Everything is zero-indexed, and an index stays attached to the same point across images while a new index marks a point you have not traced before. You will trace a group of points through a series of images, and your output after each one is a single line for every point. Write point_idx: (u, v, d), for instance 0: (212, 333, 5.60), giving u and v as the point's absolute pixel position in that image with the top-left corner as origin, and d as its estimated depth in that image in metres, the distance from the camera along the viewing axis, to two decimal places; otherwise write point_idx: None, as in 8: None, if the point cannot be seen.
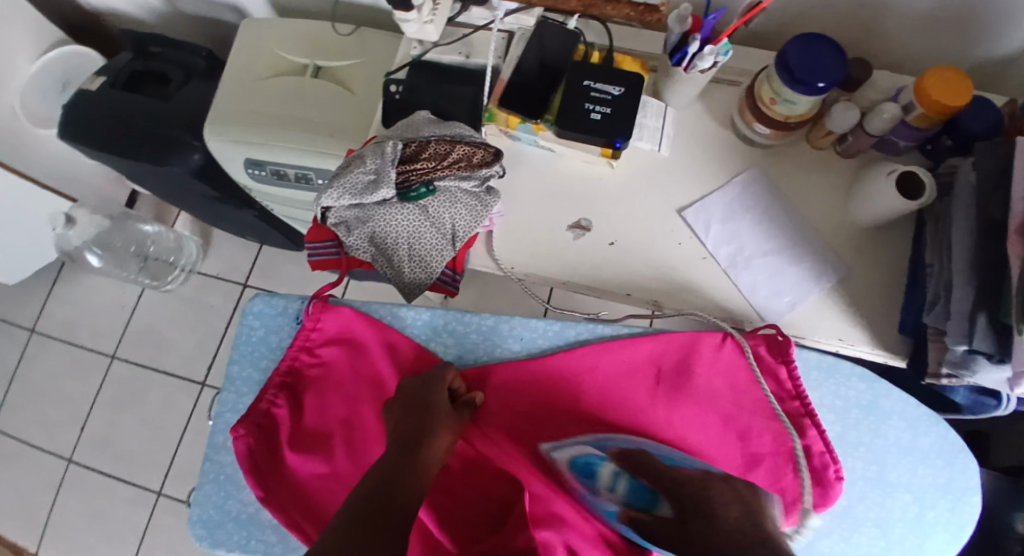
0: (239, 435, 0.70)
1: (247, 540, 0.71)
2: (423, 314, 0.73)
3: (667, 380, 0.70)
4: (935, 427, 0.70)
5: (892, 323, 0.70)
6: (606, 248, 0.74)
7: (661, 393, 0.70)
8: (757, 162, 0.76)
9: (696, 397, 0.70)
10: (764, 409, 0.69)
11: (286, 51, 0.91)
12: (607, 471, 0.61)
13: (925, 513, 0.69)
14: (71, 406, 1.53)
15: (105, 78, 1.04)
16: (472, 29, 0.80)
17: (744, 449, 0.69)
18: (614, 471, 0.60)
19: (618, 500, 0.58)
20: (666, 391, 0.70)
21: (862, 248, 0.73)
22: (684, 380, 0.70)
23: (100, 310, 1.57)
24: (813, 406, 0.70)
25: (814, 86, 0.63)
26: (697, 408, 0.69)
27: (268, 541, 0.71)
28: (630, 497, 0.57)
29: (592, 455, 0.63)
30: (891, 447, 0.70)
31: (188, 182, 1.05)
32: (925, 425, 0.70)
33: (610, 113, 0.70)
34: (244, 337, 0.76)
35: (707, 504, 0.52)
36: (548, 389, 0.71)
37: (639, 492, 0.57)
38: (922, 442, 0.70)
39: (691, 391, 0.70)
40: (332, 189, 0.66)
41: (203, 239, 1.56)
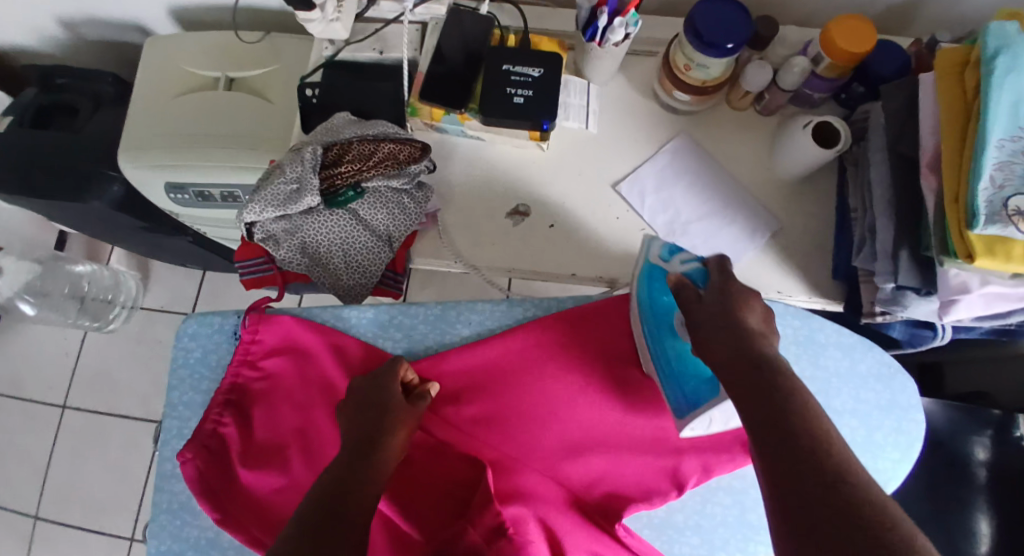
0: (186, 459, 0.67)
1: None
2: (367, 312, 0.71)
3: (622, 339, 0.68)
4: (870, 352, 0.71)
5: (827, 268, 0.72)
6: (547, 229, 0.74)
7: (614, 353, 0.68)
8: (684, 128, 0.77)
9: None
10: None
11: (196, 66, 0.88)
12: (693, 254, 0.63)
13: (873, 435, 0.69)
14: (26, 463, 1.45)
15: (12, 117, 0.98)
16: (383, 23, 0.78)
17: None
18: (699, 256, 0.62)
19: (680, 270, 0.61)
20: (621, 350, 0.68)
21: (790, 198, 0.75)
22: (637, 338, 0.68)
23: (43, 359, 1.50)
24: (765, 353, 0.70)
25: (724, 48, 0.64)
26: None
27: None
28: (691, 274, 0.60)
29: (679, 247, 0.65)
30: (832, 377, 0.70)
31: (113, 215, 1.00)
32: (860, 352, 0.71)
33: (532, 95, 0.70)
34: (182, 360, 0.73)
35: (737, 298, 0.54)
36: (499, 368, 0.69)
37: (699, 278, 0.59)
38: (860, 367, 0.70)
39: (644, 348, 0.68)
40: (254, 203, 0.63)
41: (143, 272, 1.50)
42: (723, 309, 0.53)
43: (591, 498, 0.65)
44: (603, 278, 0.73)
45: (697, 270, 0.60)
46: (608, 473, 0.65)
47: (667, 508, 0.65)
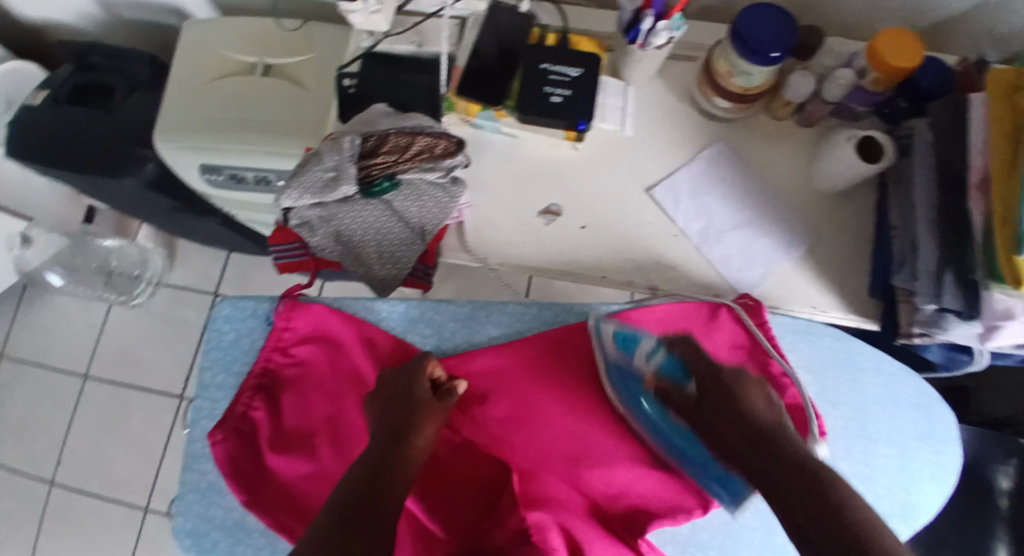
0: (217, 440, 0.69)
1: (235, 546, 0.70)
2: (398, 306, 0.72)
3: None
4: (910, 380, 0.74)
5: (863, 285, 0.72)
6: (578, 231, 0.74)
7: None
8: (722, 135, 0.76)
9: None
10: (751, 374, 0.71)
11: (233, 50, 0.88)
12: (650, 342, 0.64)
13: (909, 465, 0.72)
14: (47, 431, 1.49)
15: (49, 91, 1.00)
16: (422, 17, 0.78)
17: None
18: (658, 343, 0.63)
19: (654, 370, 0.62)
20: None
21: (828, 212, 0.74)
22: None
23: (67, 331, 1.53)
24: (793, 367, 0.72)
25: (769, 56, 0.63)
26: None
27: (257, 545, 0.69)
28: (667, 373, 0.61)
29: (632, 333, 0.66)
30: (871, 403, 0.73)
31: (147, 193, 1.02)
32: (900, 380, 0.74)
33: (570, 94, 0.70)
34: (215, 343, 0.74)
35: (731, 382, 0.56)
36: (529, 371, 0.69)
37: (677, 371, 0.60)
38: (900, 396, 0.73)
39: None
40: (292, 188, 0.64)
41: (168, 250, 1.52)
42: (726, 399, 0.55)
43: (614, 510, 0.66)
44: (632, 282, 0.73)
45: (669, 363, 0.61)
46: (631, 486, 0.65)
47: (691, 525, 0.67)
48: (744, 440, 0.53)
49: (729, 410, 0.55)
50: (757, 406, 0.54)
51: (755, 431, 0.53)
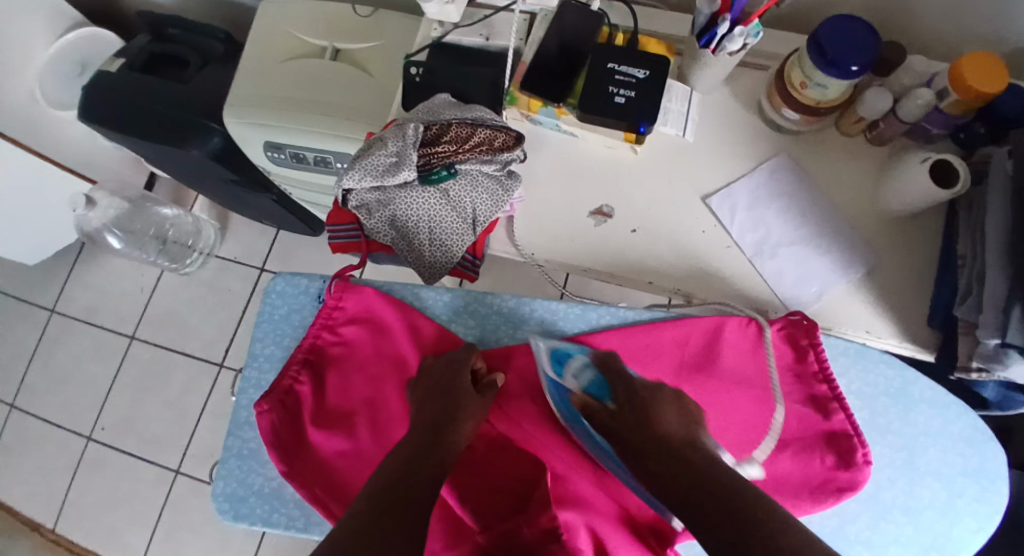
0: (263, 411, 0.70)
1: (271, 513, 0.72)
2: (444, 295, 0.74)
3: (694, 363, 0.72)
4: (965, 415, 0.71)
5: (923, 315, 0.69)
6: (629, 234, 0.73)
7: (687, 375, 0.72)
8: (786, 147, 0.75)
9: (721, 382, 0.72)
10: (792, 394, 0.72)
11: (304, 33, 0.91)
12: (579, 361, 0.66)
13: (954, 501, 0.71)
14: (93, 386, 1.56)
15: (123, 61, 1.04)
16: (493, 10, 0.79)
17: (773, 432, 0.71)
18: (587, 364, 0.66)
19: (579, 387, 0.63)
20: (691, 372, 0.72)
21: (891, 236, 0.71)
22: (710, 362, 0.72)
23: (118, 292, 1.59)
24: (841, 391, 0.72)
25: (848, 70, 0.61)
26: (724, 388, 0.71)
27: (291, 515, 0.71)
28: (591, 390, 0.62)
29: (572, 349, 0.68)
30: (921, 434, 0.71)
31: (209, 166, 1.05)
32: (954, 413, 0.72)
33: (634, 96, 0.69)
34: (267, 315, 0.76)
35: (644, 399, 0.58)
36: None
37: (602, 388, 0.63)
38: (951, 429, 0.71)
39: (717, 372, 0.72)
40: (354, 170, 0.66)
41: (221, 222, 1.57)
42: (638, 417, 0.56)
43: (646, 519, 0.64)
44: (680, 290, 0.72)
45: (596, 384, 0.63)
46: None
47: None
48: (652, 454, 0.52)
49: (642, 425, 0.55)
50: (667, 423, 0.55)
51: (658, 443, 0.53)
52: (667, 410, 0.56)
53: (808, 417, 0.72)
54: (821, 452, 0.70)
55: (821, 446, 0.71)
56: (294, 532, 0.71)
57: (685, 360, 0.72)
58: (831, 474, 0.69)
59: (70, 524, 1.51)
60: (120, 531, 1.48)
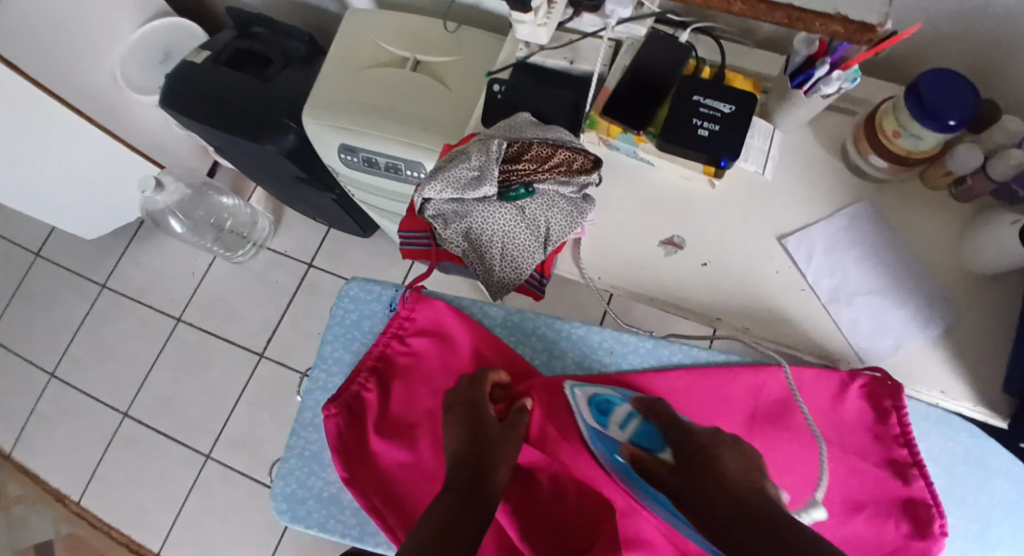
0: (331, 414, 0.75)
1: (326, 518, 0.75)
2: (512, 315, 0.78)
3: (767, 413, 0.71)
4: None
5: (998, 378, 0.67)
6: (699, 268, 0.72)
7: (758, 425, 0.70)
8: (870, 194, 0.73)
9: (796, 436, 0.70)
10: (871, 455, 0.70)
11: (388, 43, 0.94)
12: (623, 412, 0.66)
13: None
14: (135, 363, 1.60)
15: (210, 53, 1.08)
16: (580, 35, 0.79)
17: (846, 494, 0.69)
18: (631, 414, 0.65)
19: (625, 436, 0.62)
20: (764, 423, 0.70)
21: (973, 295, 0.69)
22: (784, 413, 0.70)
23: (169, 274, 1.64)
24: (922, 457, 0.69)
25: (945, 123, 0.60)
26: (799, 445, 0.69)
27: (347, 522, 0.75)
28: (639, 441, 0.61)
29: (613, 397, 0.69)
30: (995, 506, 0.69)
31: (278, 161, 1.08)
32: None
33: (718, 130, 0.69)
34: (339, 319, 0.81)
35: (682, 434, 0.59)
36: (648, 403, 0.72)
37: (651, 436, 0.61)
38: None
39: (791, 425, 0.70)
40: (435, 181, 0.67)
41: (275, 216, 1.61)
42: (699, 464, 0.54)
43: None
44: (749, 330, 0.71)
45: (643, 435, 0.62)
46: None
47: None
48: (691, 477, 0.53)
49: (696, 461, 0.55)
50: (728, 469, 0.53)
51: (725, 488, 0.51)
52: (729, 459, 0.54)
53: (886, 482, 0.69)
54: (896, 518, 0.68)
55: (896, 512, 0.68)
56: (348, 540, 0.74)
57: (756, 410, 0.71)
58: (904, 543, 0.67)
59: (98, 498, 1.54)
60: (144, 509, 1.51)
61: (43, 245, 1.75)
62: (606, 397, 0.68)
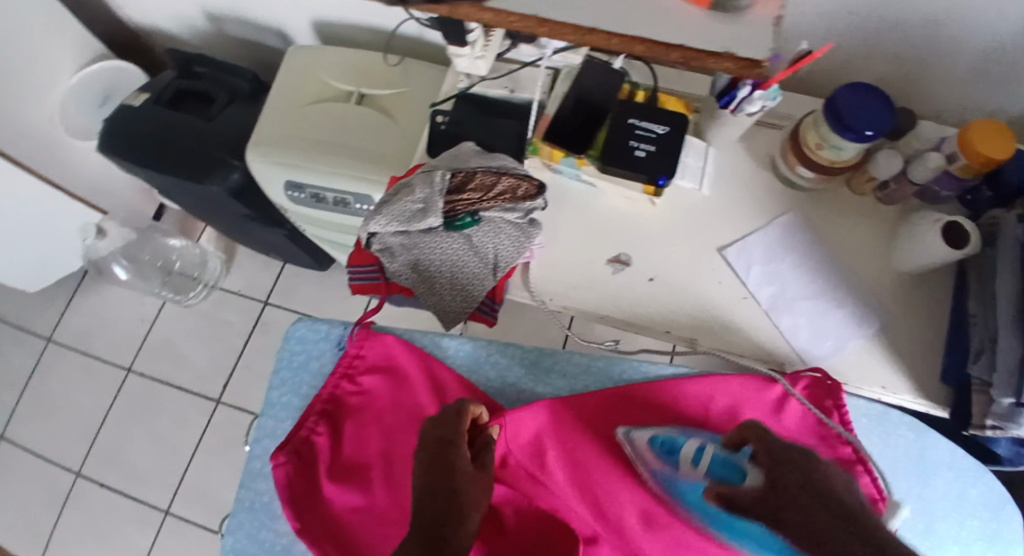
0: (279, 462, 0.74)
1: None
2: (465, 345, 0.78)
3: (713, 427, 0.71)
4: (983, 478, 0.72)
5: (934, 372, 0.70)
6: (646, 283, 0.74)
7: None
8: (800, 204, 0.77)
9: None
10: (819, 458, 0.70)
11: (331, 78, 0.94)
12: (691, 445, 0.66)
13: None
14: (83, 419, 1.52)
15: (149, 94, 1.06)
16: (519, 65, 0.81)
17: None
18: (699, 445, 0.65)
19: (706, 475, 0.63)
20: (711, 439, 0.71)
21: (903, 295, 0.73)
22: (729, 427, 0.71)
23: (117, 322, 1.58)
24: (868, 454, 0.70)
25: (862, 134, 0.64)
26: None
27: None
28: (725, 475, 0.61)
29: (671, 434, 0.68)
30: (938, 499, 0.71)
31: (225, 201, 1.07)
32: (972, 476, 0.72)
33: (654, 151, 0.72)
34: (286, 360, 0.80)
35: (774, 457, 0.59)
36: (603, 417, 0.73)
37: (729, 468, 0.61)
38: (970, 494, 0.71)
39: None
40: (380, 217, 0.67)
41: (227, 255, 1.57)
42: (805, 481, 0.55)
43: None
44: (697, 341, 0.72)
45: (726, 466, 0.62)
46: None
47: None
48: (788, 497, 0.54)
49: (795, 478, 0.55)
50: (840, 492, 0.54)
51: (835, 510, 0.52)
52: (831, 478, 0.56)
53: None
54: None
55: None
56: None
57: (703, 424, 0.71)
58: None
59: None
60: None
61: None
62: (666, 436, 0.68)
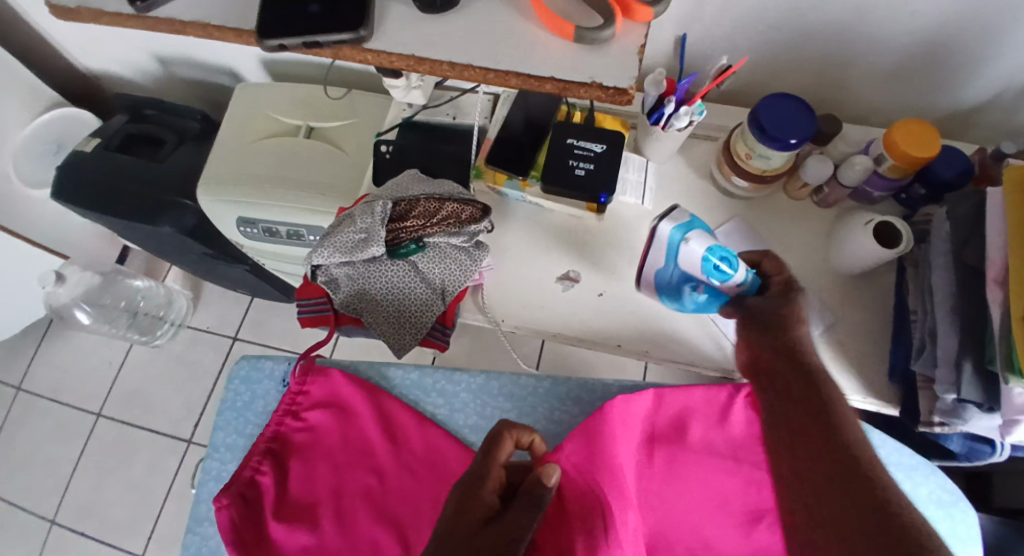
0: (223, 505, 0.73)
1: None
2: (411, 374, 0.78)
3: (663, 440, 0.74)
4: (931, 475, 0.74)
5: (882, 370, 0.72)
6: (595, 298, 0.75)
7: (656, 454, 0.74)
8: (739, 211, 0.79)
9: (689, 459, 0.73)
10: (763, 463, 0.72)
11: (279, 113, 0.95)
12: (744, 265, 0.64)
13: None
14: (53, 469, 1.49)
15: (99, 140, 1.06)
16: (459, 92, 0.83)
17: (746, 504, 0.72)
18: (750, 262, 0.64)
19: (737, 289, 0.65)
20: (662, 452, 0.74)
21: (847, 294, 0.75)
22: (679, 438, 0.73)
23: (86, 368, 1.55)
24: None
25: (787, 142, 0.66)
26: (694, 465, 0.73)
27: None
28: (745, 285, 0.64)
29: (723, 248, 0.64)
30: None
31: (182, 241, 1.06)
32: (921, 475, 0.74)
33: (593, 169, 0.73)
34: (230, 403, 0.81)
35: (784, 322, 0.62)
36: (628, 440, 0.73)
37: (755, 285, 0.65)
38: (920, 491, 0.73)
39: (687, 449, 0.73)
40: (323, 248, 0.69)
41: (194, 293, 1.57)
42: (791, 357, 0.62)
43: None
44: (649, 353, 0.73)
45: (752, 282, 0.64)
46: None
47: None
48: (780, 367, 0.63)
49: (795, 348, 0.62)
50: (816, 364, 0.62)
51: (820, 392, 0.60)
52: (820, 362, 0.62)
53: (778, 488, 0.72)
54: None
55: None
56: None
57: (653, 437, 0.74)
58: None
59: None
60: None
61: None
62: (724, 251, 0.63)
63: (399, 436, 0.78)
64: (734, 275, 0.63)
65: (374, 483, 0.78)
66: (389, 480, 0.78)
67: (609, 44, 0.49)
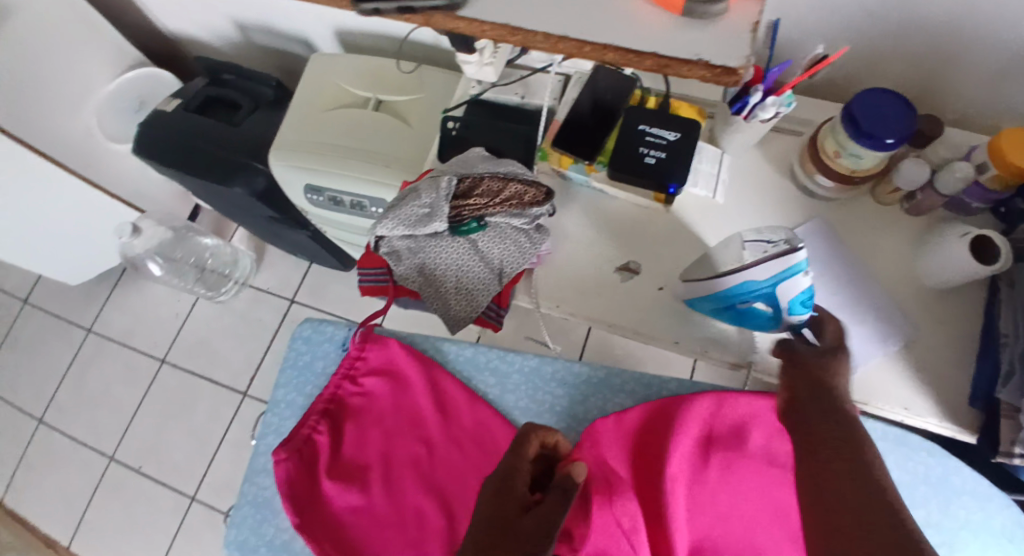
0: (281, 459, 0.76)
1: None
2: (465, 350, 0.80)
3: (722, 442, 0.71)
4: (1008, 509, 0.69)
5: (962, 392, 0.67)
6: (655, 292, 0.73)
7: (714, 456, 0.71)
8: (821, 212, 0.75)
9: (748, 466, 0.70)
10: None
11: (350, 84, 0.96)
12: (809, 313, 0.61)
13: None
14: (119, 408, 1.59)
15: (179, 100, 1.10)
16: (530, 71, 0.82)
17: None
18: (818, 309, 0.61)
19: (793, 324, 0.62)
20: (720, 455, 0.71)
21: (929, 310, 0.70)
22: (738, 442, 0.71)
23: (154, 317, 1.64)
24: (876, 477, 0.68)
25: (882, 141, 0.61)
26: (753, 471, 0.70)
27: None
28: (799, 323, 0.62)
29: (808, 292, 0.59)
30: (960, 529, 0.68)
31: (251, 203, 1.10)
32: (996, 507, 0.69)
33: (664, 157, 0.70)
34: (292, 361, 0.84)
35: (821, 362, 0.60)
36: (632, 449, 0.73)
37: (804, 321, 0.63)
38: (993, 524, 0.68)
39: (746, 454, 0.70)
40: (388, 220, 0.69)
41: (257, 254, 1.62)
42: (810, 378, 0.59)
43: None
44: (705, 352, 0.71)
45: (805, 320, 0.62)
46: None
47: None
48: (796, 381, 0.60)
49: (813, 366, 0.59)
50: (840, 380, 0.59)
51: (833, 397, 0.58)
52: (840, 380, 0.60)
53: None
54: None
55: None
56: None
57: (711, 438, 0.72)
58: None
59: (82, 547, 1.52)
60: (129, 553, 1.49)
61: (30, 292, 1.73)
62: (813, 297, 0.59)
63: (450, 411, 0.78)
64: (804, 314, 0.60)
65: (423, 454, 0.78)
66: (437, 452, 0.78)
67: (717, 20, 0.47)
